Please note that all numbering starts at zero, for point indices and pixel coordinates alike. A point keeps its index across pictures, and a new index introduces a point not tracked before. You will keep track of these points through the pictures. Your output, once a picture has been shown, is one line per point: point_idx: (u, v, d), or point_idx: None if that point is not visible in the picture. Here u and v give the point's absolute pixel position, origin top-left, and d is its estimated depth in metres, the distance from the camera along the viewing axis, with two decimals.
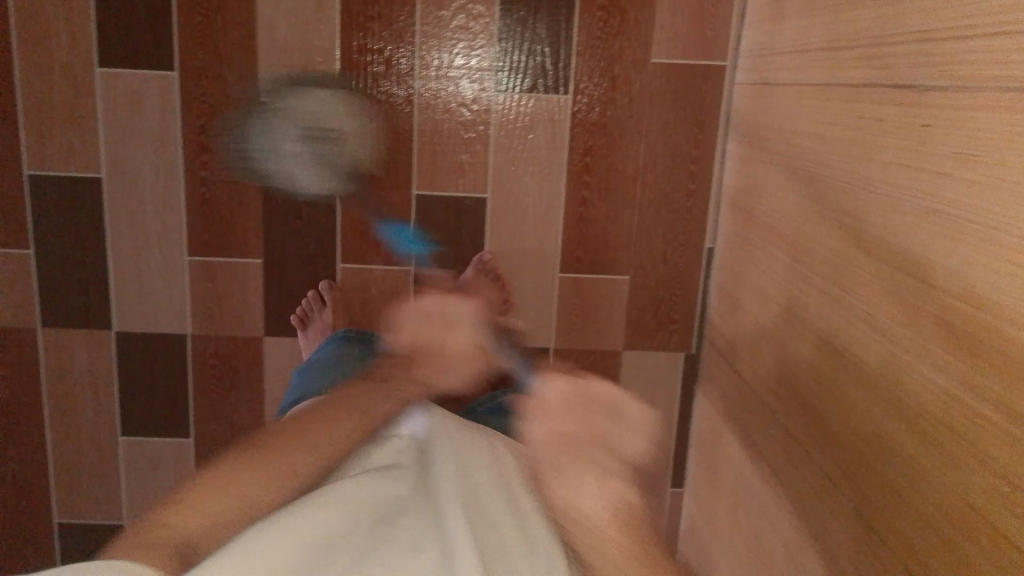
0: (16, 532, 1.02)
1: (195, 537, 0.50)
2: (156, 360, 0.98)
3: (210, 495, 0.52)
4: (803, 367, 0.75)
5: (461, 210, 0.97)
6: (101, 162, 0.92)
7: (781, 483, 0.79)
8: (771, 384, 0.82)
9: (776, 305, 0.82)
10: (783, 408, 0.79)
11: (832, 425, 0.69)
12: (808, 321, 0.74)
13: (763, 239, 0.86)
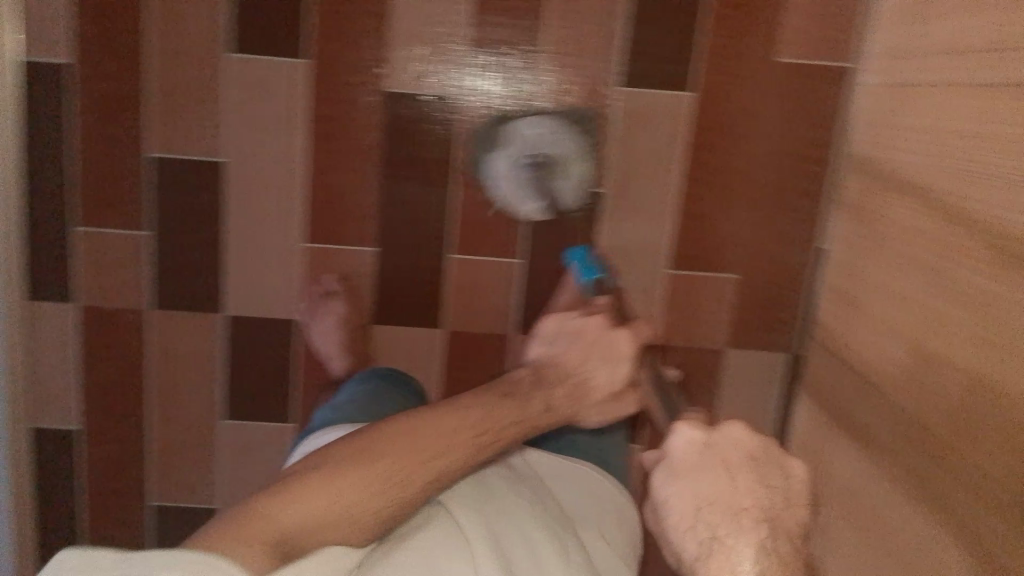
0: (112, 511, 1.03)
1: (290, 538, 0.59)
2: (265, 342, 1.00)
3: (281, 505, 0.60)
4: (961, 354, 0.74)
5: (574, 202, 0.97)
6: (228, 145, 0.95)
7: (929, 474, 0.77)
8: (909, 375, 0.81)
9: (917, 297, 0.81)
10: (921, 404, 0.79)
11: (1004, 408, 0.68)
12: (967, 309, 0.74)
13: (900, 229, 0.85)
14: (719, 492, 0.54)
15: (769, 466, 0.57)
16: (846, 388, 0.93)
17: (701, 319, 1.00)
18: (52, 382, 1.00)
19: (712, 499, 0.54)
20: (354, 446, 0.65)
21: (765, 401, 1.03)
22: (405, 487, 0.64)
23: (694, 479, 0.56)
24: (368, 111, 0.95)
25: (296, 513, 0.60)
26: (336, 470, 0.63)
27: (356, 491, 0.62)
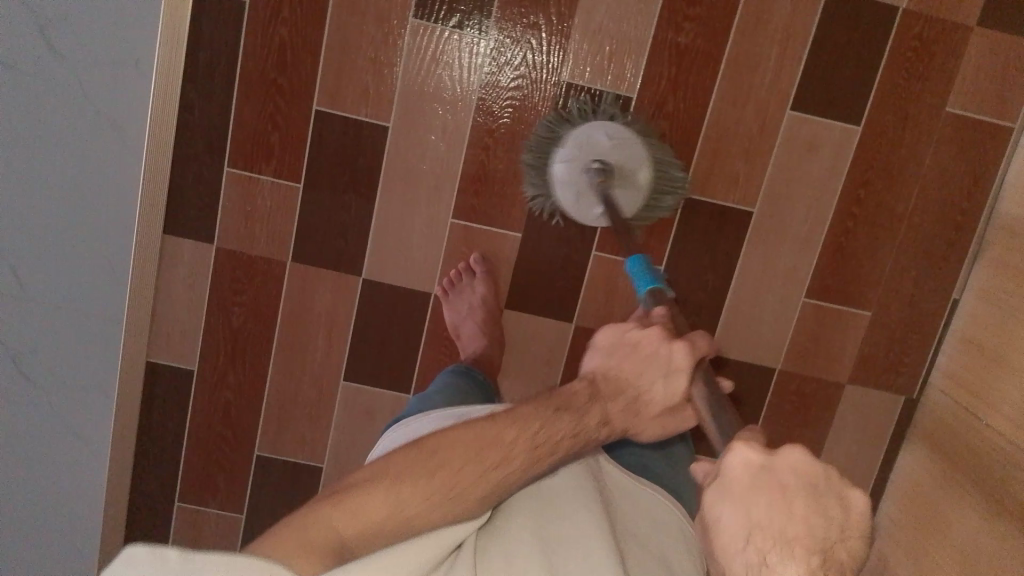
0: (217, 458, 1.02)
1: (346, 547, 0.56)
2: (398, 311, 0.99)
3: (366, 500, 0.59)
4: None
5: (727, 220, 0.97)
6: (392, 112, 0.93)
7: None
8: None
9: None
10: None
11: None
12: None
13: None
14: (773, 524, 0.41)
15: (798, 492, 0.42)
16: (965, 451, 0.94)
17: (831, 351, 1.01)
18: (175, 320, 0.98)
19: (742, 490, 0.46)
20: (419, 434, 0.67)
21: (874, 439, 1.04)
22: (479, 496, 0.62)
23: (738, 500, 0.43)
24: (537, 99, 0.94)
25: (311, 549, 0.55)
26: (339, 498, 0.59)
27: (384, 511, 0.58)
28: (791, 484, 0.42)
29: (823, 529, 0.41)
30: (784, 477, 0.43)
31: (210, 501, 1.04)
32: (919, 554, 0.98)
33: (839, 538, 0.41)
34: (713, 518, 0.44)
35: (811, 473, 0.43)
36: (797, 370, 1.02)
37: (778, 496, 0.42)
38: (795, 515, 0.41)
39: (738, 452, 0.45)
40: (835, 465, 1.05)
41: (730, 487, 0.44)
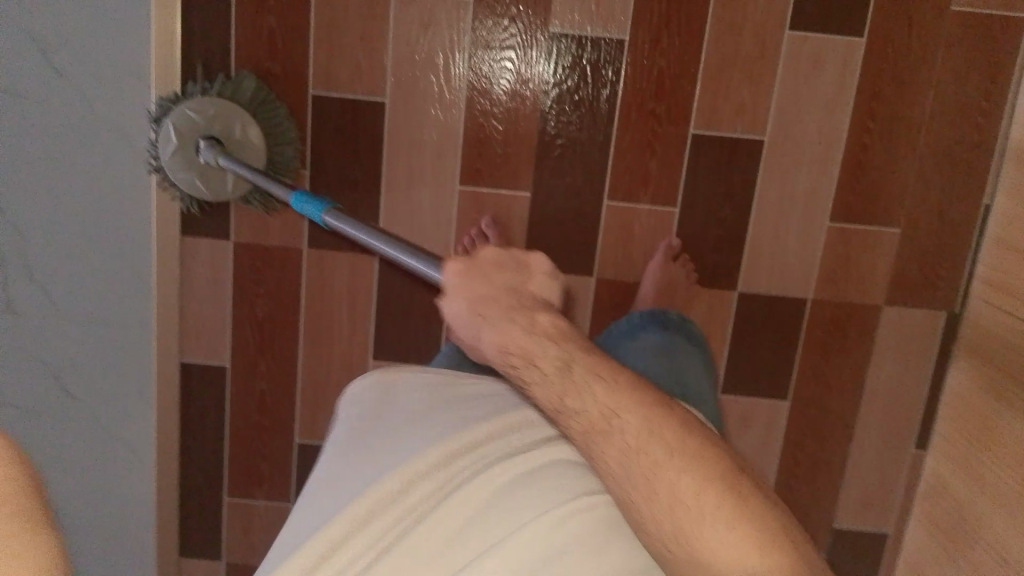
0: (259, 447, 1.04)
1: None
2: (418, 283, 1.00)
3: None
4: None
5: (736, 150, 0.95)
6: (387, 85, 0.93)
7: None
8: None
9: None
10: None
11: None
12: None
13: None
14: (497, 313, 0.66)
15: (493, 284, 0.68)
16: (1012, 360, 0.90)
17: (861, 272, 0.99)
18: (201, 318, 0.99)
19: (489, 308, 0.66)
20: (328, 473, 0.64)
21: (919, 358, 1.01)
22: None
23: (465, 293, 0.67)
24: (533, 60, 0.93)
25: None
26: None
27: None
28: (493, 267, 0.69)
29: (517, 285, 0.68)
30: (486, 267, 0.69)
31: (258, 492, 1.06)
32: (976, 472, 0.95)
33: (527, 282, 0.69)
34: (448, 313, 0.69)
35: (522, 258, 0.70)
36: (827, 296, 1.00)
37: (485, 277, 0.68)
38: (496, 282, 0.68)
39: (452, 262, 0.69)
40: (879, 389, 1.03)
41: (452, 287, 0.68)
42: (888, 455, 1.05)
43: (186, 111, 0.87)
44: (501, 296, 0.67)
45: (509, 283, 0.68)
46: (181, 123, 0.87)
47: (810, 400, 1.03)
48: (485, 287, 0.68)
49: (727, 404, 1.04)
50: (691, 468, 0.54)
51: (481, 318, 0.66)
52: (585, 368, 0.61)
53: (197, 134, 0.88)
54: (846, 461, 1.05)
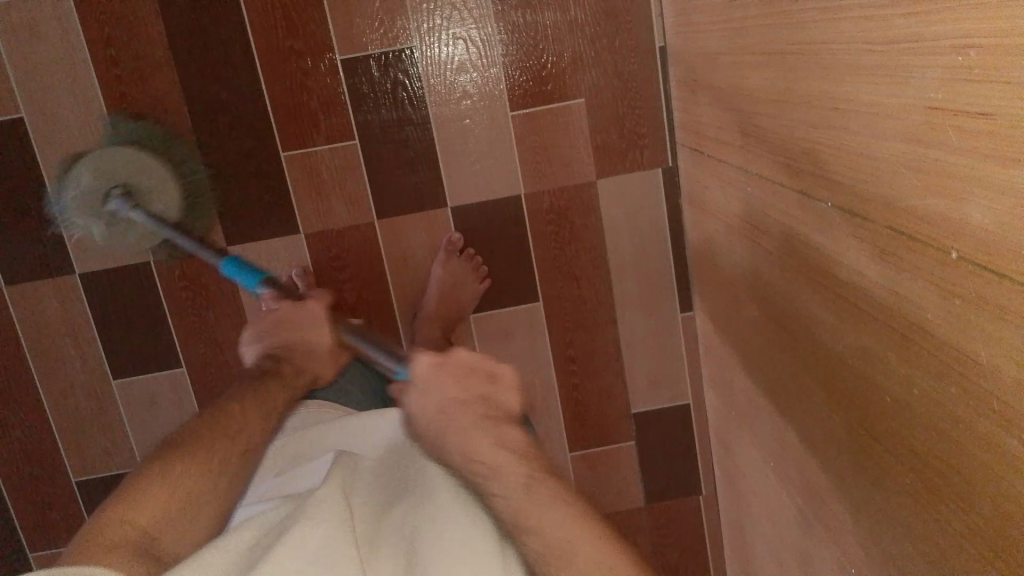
0: (40, 499, 1.02)
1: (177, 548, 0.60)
2: (128, 294, 0.96)
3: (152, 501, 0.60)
4: (767, 117, 0.64)
5: (390, 64, 0.92)
6: (20, 101, 0.90)
7: (772, 257, 0.68)
8: (737, 148, 0.73)
9: (727, 75, 0.72)
10: (759, 179, 0.69)
11: (812, 164, 0.57)
12: (759, 68, 0.63)
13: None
14: (453, 404, 0.58)
15: (463, 377, 0.59)
16: (710, 197, 0.85)
17: (562, 153, 0.95)
18: None
19: (456, 405, 0.58)
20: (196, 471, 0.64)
21: (653, 222, 0.98)
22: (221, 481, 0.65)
23: (440, 398, 0.58)
24: (372, 74, 0.93)
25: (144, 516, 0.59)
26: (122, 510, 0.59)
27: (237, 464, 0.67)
28: (458, 402, 0.58)
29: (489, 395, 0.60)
30: (460, 370, 0.60)
31: (57, 542, 1.04)
32: (720, 314, 0.91)
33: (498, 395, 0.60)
34: (415, 409, 0.59)
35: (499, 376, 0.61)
36: (539, 184, 0.96)
37: (453, 387, 0.59)
38: (463, 392, 0.59)
39: (421, 359, 0.59)
40: (627, 263, 0.99)
41: (425, 383, 0.59)
42: (660, 326, 1.01)
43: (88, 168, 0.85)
44: (475, 406, 0.58)
45: (480, 392, 0.59)
46: (99, 168, 0.86)
47: (563, 293, 1.00)
48: (456, 385, 0.59)
49: (482, 321, 1.01)
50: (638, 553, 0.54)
51: (449, 423, 0.58)
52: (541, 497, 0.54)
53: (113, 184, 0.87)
54: (620, 344, 1.02)
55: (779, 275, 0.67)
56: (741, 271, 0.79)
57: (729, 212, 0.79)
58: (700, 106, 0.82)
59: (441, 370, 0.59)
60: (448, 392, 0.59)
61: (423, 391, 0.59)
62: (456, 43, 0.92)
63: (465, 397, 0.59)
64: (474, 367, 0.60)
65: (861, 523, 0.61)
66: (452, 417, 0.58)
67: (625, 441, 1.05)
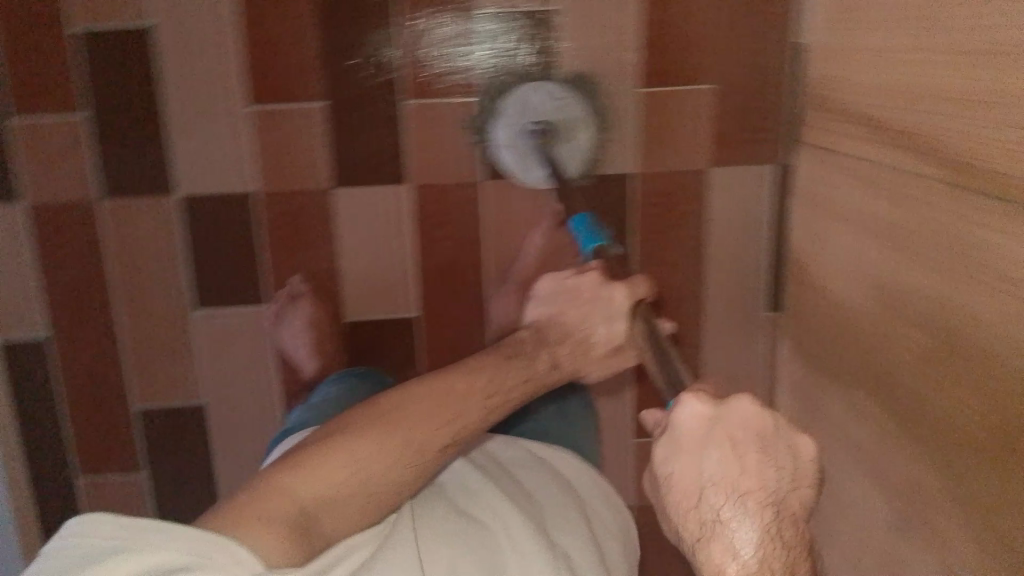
0: (97, 420, 1.00)
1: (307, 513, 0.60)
2: (226, 222, 0.95)
3: (329, 464, 0.62)
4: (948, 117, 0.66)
5: (529, 27, 0.92)
6: (153, 10, 0.88)
7: (923, 254, 0.70)
8: (890, 146, 0.75)
9: (894, 73, 0.73)
10: (918, 177, 0.71)
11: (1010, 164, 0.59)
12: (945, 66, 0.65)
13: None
14: (728, 475, 0.47)
15: (750, 446, 0.48)
16: (835, 197, 0.87)
17: (680, 138, 0.96)
18: (9, 295, 0.95)
19: (742, 453, 0.48)
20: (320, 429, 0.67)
21: (757, 218, 0.98)
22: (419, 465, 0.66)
23: (703, 450, 0.48)
24: (471, 52, 0.92)
25: (309, 489, 0.61)
26: (272, 480, 0.61)
27: (321, 481, 0.61)
28: (699, 436, 0.49)
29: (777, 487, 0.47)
30: (740, 426, 0.49)
31: (109, 466, 1.02)
32: (819, 318, 0.92)
33: (792, 493, 0.48)
34: (675, 473, 0.49)
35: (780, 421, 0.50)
36: (652, 168, 0.96)
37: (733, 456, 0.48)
38: (751, 463, 0.47)
39: (692, 405, 0.49)
40: (723, 257, 0.99)
41: (683, 439, 0.49)
42: (744, 324, 1.02)
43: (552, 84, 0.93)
44: (750, 458, 0.48)
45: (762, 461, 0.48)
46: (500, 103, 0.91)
47: (656, 279, 1.00)
48: (709, 448, 0.48)
49: None
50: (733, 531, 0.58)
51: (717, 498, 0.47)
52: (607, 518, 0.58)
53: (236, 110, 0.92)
54: (703, 335, 1.02)
55: (926, 281, 0.70)
56: (865, 277, 0.80)
57: (862, 217, 0.81)
58: (846, 109, 0.83)
59: (744, 427, 0.49)
60: (695, 461, 0.48)
61: (676, 449, 0.49)
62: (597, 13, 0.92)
63: (721, 468, 0.47)
64: (735, 414, 0.49)
65: (990, 518, 0.64)
66: (714, 448, 0.48)
67: None
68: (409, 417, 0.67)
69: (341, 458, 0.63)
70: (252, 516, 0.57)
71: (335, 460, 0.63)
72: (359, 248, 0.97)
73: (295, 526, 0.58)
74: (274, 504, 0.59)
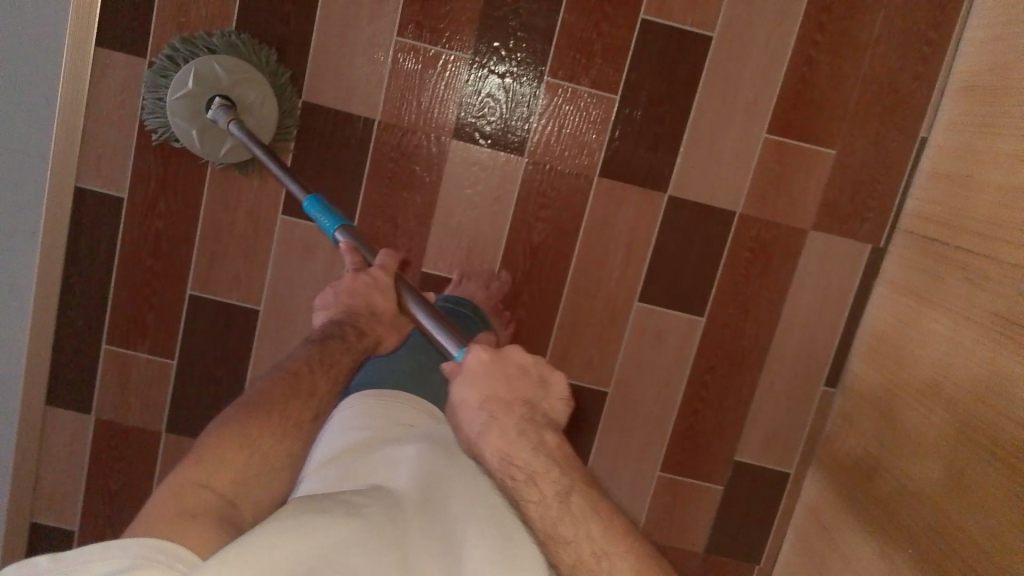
0: (146, 293, 0.97)
1: (227, 503, 0.59)
2: (338, 140, 0.95)
3: (214, 458, 0.61)
4: None
5: (685, 44, 0.93)
6: None
7: None
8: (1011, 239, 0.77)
9: None
10: None
11: None
12: None
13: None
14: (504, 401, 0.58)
15: (506, 379, 0.59)
16: (935, 282, 0.89)
17: (792, 193, 0.97)
18: (102, 143, 0.92)
19: (497, 391, 0.58)
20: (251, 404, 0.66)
21: (842, 290, 0.99)
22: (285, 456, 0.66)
23: (476, 382, 0.58)
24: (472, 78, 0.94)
25: (216, 480, 0.60)
26: (196, 461, 0.61)
27: (224, 476, 0.61)
28: (517, 369, 0.59)
29: (535, 401, 0.60)
30: (510, 368, 0.59)
31: (139, 345, 0.99)
32: (884, 403, 0.93)
33: (545, 401, 0.61)
34: (456, 400, 0.59)
35: (544, 370, 0.61)
36: (759, 213, 0.97)
37: (504, 382, 0.58)
38: (514, 384, 0.59)
39: (475, 351, 0.59)
40: (800, 319, 1.00)
41: (472, 372, 0.58)
42: (799, 390, 1.02)
43: (205, 60, 0.86)
44: (527, 389, 0.59)
45: (528, 396, 0.59)
46: (204, 74, 0.86)
47: (729, 321, 1.00)
48: (494, 378, 0.58)
49: (644, 314, 1.00)
50: (607, 538, 0.54)
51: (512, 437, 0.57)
52: (586, 504, 0.55)
53: (213, 91, 0.87)
54: (759, 390, 1.02)
55: (984, 373, 0.78)
56: (938, 371, 0.85)
57: (958, 315, 0.84)
58: (963, 209, 0.86)
59: (488, 361, 0.59)
60: (481, 384, 0.58)
61: (466, 378, 0.59)
62: (750, 52, 0.93)
63: (507, 393, 0.58)
64: (513, 357, 0.60)
65: None
66: (495, 377, 0.58)
67: (713, 483, 1.05)
68: (253, 434, 0.64)
69: (218, 461, 0.61)
70: (202, 466, 0.60)
71: (223, 460, 0.61)
72: (458, 205, 0.97)
73: (223, 517, 0.57)
74: (194, 495, 0.57)
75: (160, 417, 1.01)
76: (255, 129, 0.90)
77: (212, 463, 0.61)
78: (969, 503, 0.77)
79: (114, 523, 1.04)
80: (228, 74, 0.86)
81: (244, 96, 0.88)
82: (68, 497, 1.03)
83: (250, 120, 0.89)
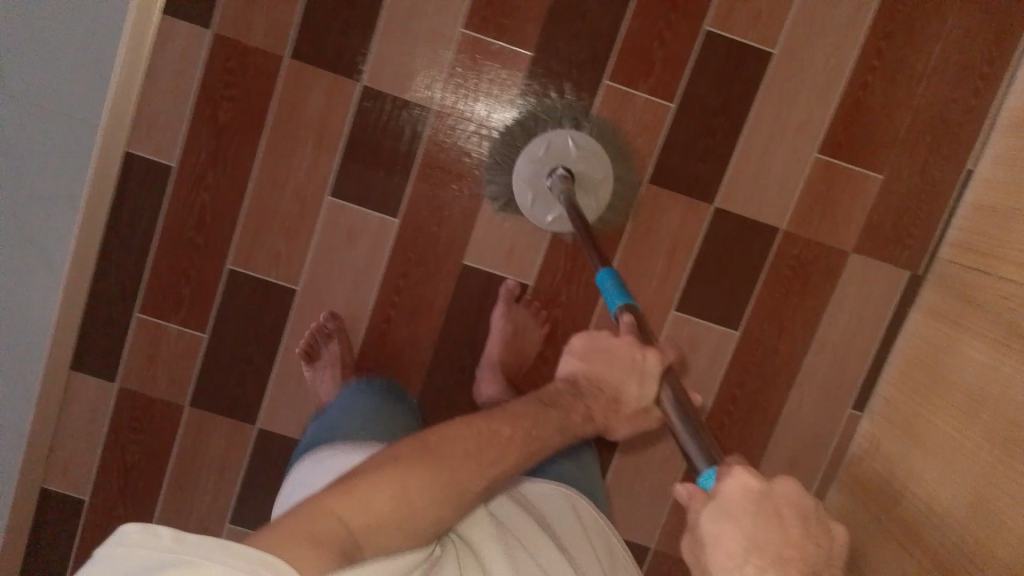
0: (186, 264, 0.97)
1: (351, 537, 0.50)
2: (393, 126, 0.95)
3: (382, 483, 0.55)
4: None
5: (744, 59, 0.94)
6: None
7: None
8: None
9: None
10: None
11: None
12: None
13: None
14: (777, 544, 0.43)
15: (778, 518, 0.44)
16: (974, 310, 0.89)
17: (837, 214, 0.97)
18: (159, 111, 0.93)
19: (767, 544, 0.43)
20: (422, 442, 0.60)
21: (876, 315, 1.00)
22: (450, 502, 0.58)
23: (742, 523, 0.44)
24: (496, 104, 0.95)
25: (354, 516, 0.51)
26: (349, 481, 0.54)
27: (390, 494, 0.55)
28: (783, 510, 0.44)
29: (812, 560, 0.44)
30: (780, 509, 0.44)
31: (172, 316, 0.98)
32: (913, 429, 0.94)
33: (821, 551, 0.45)
34: (709, 539, 0.45)
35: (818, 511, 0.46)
36: (803, 231, 0.98)
37: (778, 528, 0.43)
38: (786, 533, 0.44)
39: (740, 477, 0.46)
40: (833, 340, 1.01)
41: (731, 506, 0.45)
42: (826, 411, 1.03)
43: (562, 135, 0.91)
44: (806, 547, 0.44)
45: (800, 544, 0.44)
46: (554, 148, 0.91)
47: (764, 337, 1.00)
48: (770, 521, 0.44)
49: (679, 325, 1.00)
50: None
51: None
52: None
53: (558, 164, 0.91)
54: (786, 409, 1.02)
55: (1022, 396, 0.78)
56: (974, 396, 0.85)
57: (997, 341, 0.84)
58: (1008, 240, 0.87)
59: (760, 494, 0.45)
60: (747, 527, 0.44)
61: (728, 516, 0.45)
62: (809, 72, 0.94)
63: (787, 551, 0.43)
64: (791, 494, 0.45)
65: None
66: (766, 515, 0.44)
67: None
68: (437, 463, 0.59)
69: (389, 478, 0.56)
70: (365, 481, 0.55)
71: (400, 483, 0.56)
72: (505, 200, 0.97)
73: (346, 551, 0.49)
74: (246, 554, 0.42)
75: (185, 391, 1.00)
76: (591, 199, 0.93)
77: (381, 479, 0.55)
78: (993, 526, 0.77)
79: (127, 494, 1.03)
80: (572, 146, 0.91)
81: (583, 166, 0.93)
82: (83, 465, 1.02)
83: (586, 190, 0.93)
